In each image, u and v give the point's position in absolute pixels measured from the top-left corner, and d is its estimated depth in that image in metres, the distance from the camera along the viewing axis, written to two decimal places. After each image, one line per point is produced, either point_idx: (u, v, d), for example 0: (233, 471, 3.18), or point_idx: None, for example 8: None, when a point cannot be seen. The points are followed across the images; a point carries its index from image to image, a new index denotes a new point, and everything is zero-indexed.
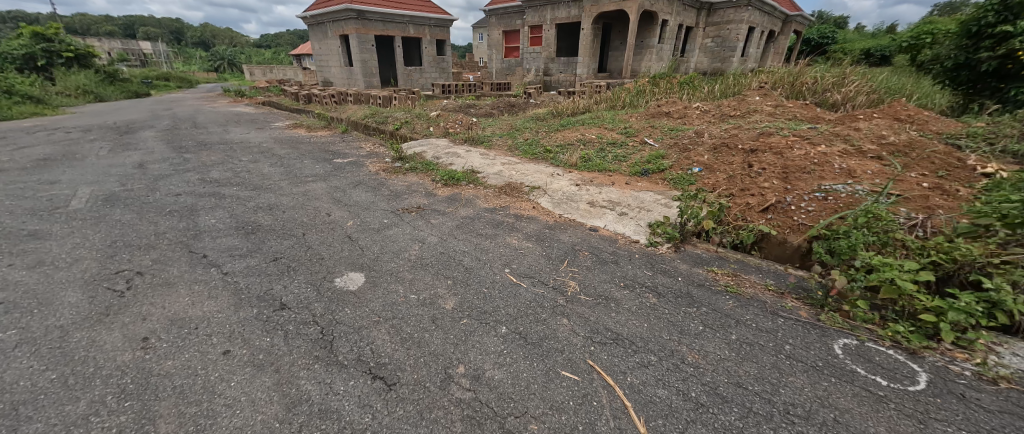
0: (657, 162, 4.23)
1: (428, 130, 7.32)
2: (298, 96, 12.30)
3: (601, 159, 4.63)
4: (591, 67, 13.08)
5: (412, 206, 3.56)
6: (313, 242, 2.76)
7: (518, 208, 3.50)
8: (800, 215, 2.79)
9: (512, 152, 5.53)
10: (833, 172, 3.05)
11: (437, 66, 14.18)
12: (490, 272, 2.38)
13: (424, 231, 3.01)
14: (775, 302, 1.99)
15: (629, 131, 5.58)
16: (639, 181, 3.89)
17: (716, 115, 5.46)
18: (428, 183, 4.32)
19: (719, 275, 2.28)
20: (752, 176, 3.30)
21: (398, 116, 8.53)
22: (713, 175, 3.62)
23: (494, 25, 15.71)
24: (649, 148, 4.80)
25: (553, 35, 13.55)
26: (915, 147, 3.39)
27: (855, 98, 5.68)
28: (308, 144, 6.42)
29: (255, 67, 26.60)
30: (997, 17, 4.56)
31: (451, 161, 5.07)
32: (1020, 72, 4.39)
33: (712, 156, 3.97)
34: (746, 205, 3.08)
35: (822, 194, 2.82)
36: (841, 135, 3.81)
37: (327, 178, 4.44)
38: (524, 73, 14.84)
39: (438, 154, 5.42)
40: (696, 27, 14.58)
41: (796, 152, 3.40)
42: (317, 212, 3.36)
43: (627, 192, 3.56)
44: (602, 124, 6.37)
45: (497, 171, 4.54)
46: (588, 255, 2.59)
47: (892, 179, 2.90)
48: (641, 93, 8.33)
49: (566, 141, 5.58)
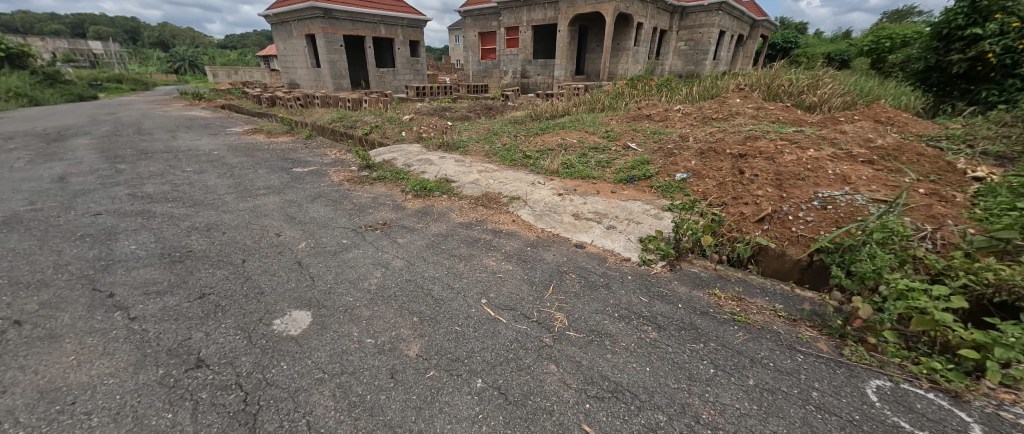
0: (642, 168, 4.00)
1: (400, 134, 6.89)
2: (261, 98, 11.54)
3: (583, 165, 4.37)
4: (568, 70, 12.96)
5: (377, 222, 3.16)
6: (253, 271, 2.34)
7: (496, 222, 3.18)
8: (799, 226, 2.60)
9: (489, 158, 5.21)
10: (828, 178, 2.90)
11: (411, 68, 13.68)
12: (463, 304, 2.04)
13: (389, 252, 2.63)
14: (789, 333, 1.75)
15: (612, 135, 5.36)
16: (625, 189, 3.65)
17: (698, 118, 5.33)
18: (397, 194, 3.94)
19: (723, 300, 2.03)
20: (744, 184, 3.11)
21: (369, 120, 8.05)
22: (702, 182, 3.42)
23: (470, 26, 15.37)
24: (632, 153, 4.58)
25: (529, 37, 13.34)
26: (903, 150, 3.29)
27: (832, 100, 5.70)
28: (265, 151, 5.88)
29: (217, 69, 25.13)
30: (967, 20, 4.65)
31: (424, 169, 4.69)
32: (989, 74, 4.51)
33: (699, 161, 3.78)
34: (740, 215, 2.88)
35: (821, 203, 2.64)
36: (828, 138, 3.70)
37: (283, 190, 3.97)
38: (501, 75, 14.57)
39: (409, 161, 5.02)
40: (670, 31, 14.75)
41: (788, 156, 3.23)
42: (264, 232, 2.92)
43: (614, 202, 3.29)
44: (583, 127, 6.13)
45: (473, 180, 4.20)
46: (575, 277, 2.30)
47: (888, 185, 2.76)
48: (619, 96, 8.20)
49: (546, 146, 5.31)
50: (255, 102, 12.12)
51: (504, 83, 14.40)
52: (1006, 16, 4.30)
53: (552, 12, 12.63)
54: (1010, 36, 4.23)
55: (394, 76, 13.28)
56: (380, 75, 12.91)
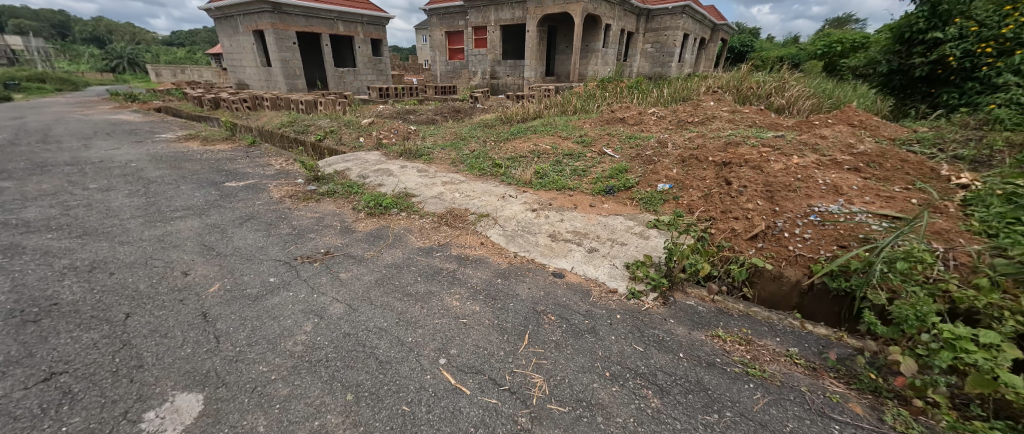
0: (621, 177, 3.71)
1: (358, 140, 6.29)
2: (202, 100, 10.44)
3: (558, 174, 4.02)
4: (538, 71, 12.69)
5: (318, 251, 2.64)
6: (134, 332, 1.77)
7: (461, 247, 2.75)
8: (795, 244, 2.37)
9: (455, 166, 4.76)
10: (819, 188, 2.69)
11: (373, 68, 12.92)
12: (415, 368, 1.59)
13: (326, 293, 2.13)
14: (816, 390, 1.44)
15: (586, 140, 5.05)
16: (604, 202, 3.32)
17: (673, 122, 5.13)
18: (347, 213, 3.41)
19: (730, 344, 1.70)
20: (732, 195, 2.86)
21: (323, 124, 7.35)
22: (686, 193, 3.16)
23: (435, 25, 14.77)
24: (609, 160, 4.29)
25: (498, 37, 12.96)
26: (887, 156, 3.16)
27: (801, 103, 5.71)
28: (196, 162, 5.12)
29: (158, 67, 22.91)
30: (928, 24, 4.74)
31: (381, 181, 4.17)
32: (949, 77, 4.61)
33: (680, 169, 3.52)
34: (730, 232, 2.63)
35: (817, 217, 2.41)
36: (809, 144, 3.55)
37: (207, 211, 3.35)
38: (470, 76, 14.09)
39: (364, 172, 4.48)
40: (637, 33, 14.85)
41: (775, 165, 3.00)
42: (168, 272, 2.33)
43: (594, 219, 2.96)
44: (555, 132, 5.80)
45: (437, 193, 3.75)
46: (555, 319, 1.91)
47: (881, 196, 2.59)
48: (591, 98, 7.98)
49: (517, 153, 4.92)
50: (196, 104, 10.96)
51: (473, 84, 13.94)
52: (965, 20, 4.39)
53: (520, 12, 12.30)
54: (969, 40, 4.32)
55: (354, 77, 12.47)
56: (339, 75, 12.07)
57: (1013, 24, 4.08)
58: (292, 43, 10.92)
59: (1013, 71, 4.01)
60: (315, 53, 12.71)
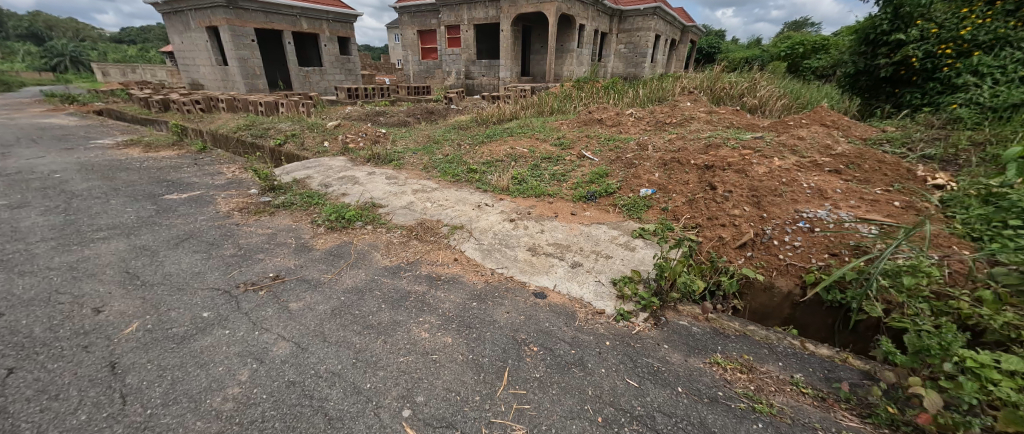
0: (602, 182, 3.55)
1: (322, 145, 5.87)
2: (150, 102, 9.60)
3: (536, 179, 3.83)
4: (513, 71, 12.49)
5: (266, 275, 2.31)
6: (13, 396, 1.41)
7: (432, 264, 2.49)
8: (785, 253, 2.26)
9: (427, 172, 4.48)
10: (804, 192, 2.61)
11: (341, 67, 12.31)
12: (373, 425, 1.33)
13: (270, 329, 1.82)
14: (831, 427, 1.28)
15: (564, 143, 4.88)
16: (586, 209, 3.15)
17: (652, 124, 5.05)
18: (305, 227, 3.07)
19: (731, 373, 1.53)
20: (717, 200, 2.73)
21: (284, 126, 6.85)
22: (670, 199, 3.02)
23: (406, 24, 14.30)
24: (588, 163, 4.14)
25: (471, 36, 12.66)
26: (864, 157, 3.14)
27: (773, 104, 5.78)
28: (134, 172, 4.59)
29: (104, 65, 21.07)
30: (891, 26, 4.87)
31: (345, 191, 3.83)
32: (911, 78, 4.75)
33: (662, 173, 3.39)
34: (718, 240, 2.50)
35: (806, 223, 2.31)
36: (788, 145, 3.50)
37: (138, 231, 2.92)
38: (444, 76, 13.73)
39: (327, 180, 4.11)
40: (610, 34, 14.93)
41: (759, 168, 2.91)
42: (74, 310, 1.94)
43: (576, 229, 2.77)
44: (533, 134, 5.61)
45: (407, 203, 3.46)
46: (537, 350, 1.69)
47: (865, 200, 2.53)
48: (568, 99, 7.85)
49: (493, 157, 4.69)
50: (142, 106, 10.07)
51: (447, 84, 13.58)
52: (925, 23, 4.53)
53: (493, 11, 12.05)
54: (930, 41, 4.46)
55: (321, 77, 11.85)
56: (304, 75, 11.43)
57: (970, 27, 4.23)
58: (250, 40, 10.22)
59: (971, 72, 4.15)
60: (277, 51, 11.98)
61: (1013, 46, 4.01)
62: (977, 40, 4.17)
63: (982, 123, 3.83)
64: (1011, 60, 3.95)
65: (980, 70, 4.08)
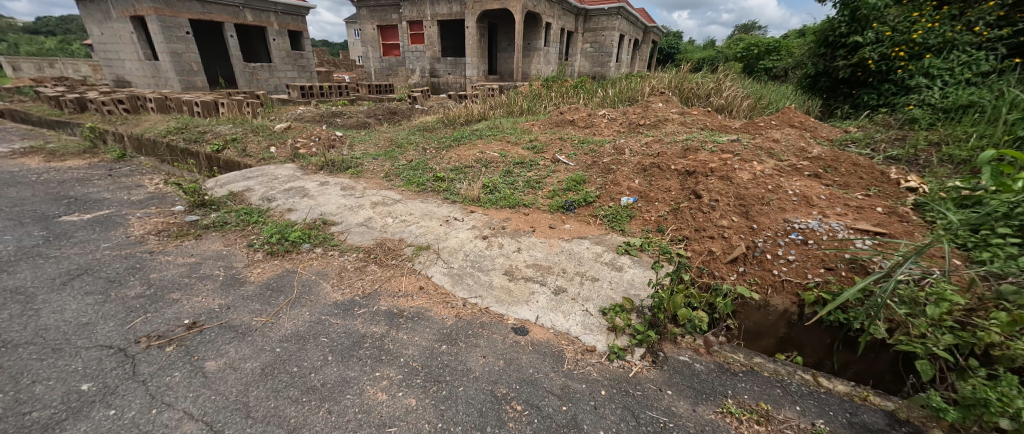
0: (580, 190, 3.33)
1: (268, 151, 5.25)
2: (62, 101, 8.34)
3: (509, 188, 3.55)
4: (480, 69, 12.12)
5: (180, 322, 1.85)
6: None
7: (392, 297, 2.12)
8: (779, 267, 2.11)
9: (389, 180, 4.07)
10: (791, 199, 2.49)
11: (293, 63, 11.36)
12: None
13: (173, 404, 1.40)
14: None
15: (537, 147, 4.62)
16: (565, 221, 2.90)
17: (625, 126, 4.90)
18: (239, 253, 2.59)
19: (748, 426, 1.31)
20: (703, 209, 2.56)
21: (224, 129, 6.10)
22: (654, 209, 2.83)
23: (365, 18, 13.51)
24: (563, 169, 3.91)
25: (435, 32, 12.13)
26: (839, 159, 3.10)
27: (739, 104, 5.84)
28: (27, 187, 3.82)
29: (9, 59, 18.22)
30: (849, 28, 5.00)
31: (292, 205, 3.35)
32: (867, 79, 4.90)
33: (642, 180, 3.20)
34: (707, 254, 2.32)
35: (800, 234, 2.17)
36: (764, 147, 3.43)
37: (13, 267, 2.33)
38: (408, 74, 13.12)
39: (270, 193, 3.59)
40: (576, 33, 14.90)
41: (742, 174, 2.77)
42: None
43: (555, 246, 2.50)
44: (503, 137, 5.31)
45: (365, 219, 3.05)
46: (522, 410, 1.40)
47: (850, 207, 2.44)
48: (537, 98, 7.62)
49: (462, 162, 4.34)
50: (52, 106, 8.74)
51: (411, 83, 12.96)
52: (880, 26, 4.68)
53: (457, 7, 11.59)
54: (885, 44, 4.62)
55: (270, 73, 10.88)
56: (250, 72, 10.44)
57: (921, 30, 4.39)
58: (185, 33, 9.15)
59: (922, 74, 4.32)
60: (218, 46, 10.86)
61: (959, 49, 4.20)
62: (927, 43, 4.33)
63: (935, 123, 3.99)
64: (957, 63, 4.15)
65: (930, 72, 4.25)
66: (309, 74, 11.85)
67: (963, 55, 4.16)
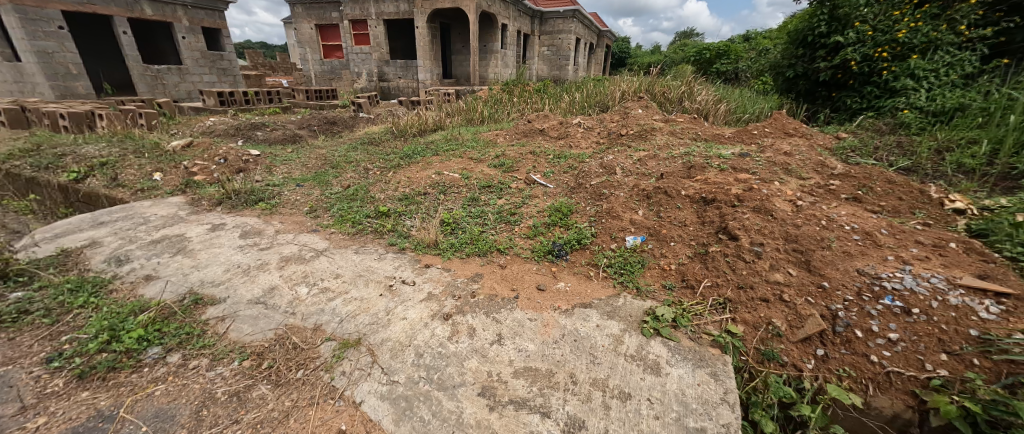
0: (569, 226, 2.59)
1: (152, 178, 3.99)
2: None
3: (476, 226, 2.73)
4: (433, 72, 11.17)
5: None
6: None
7: None
8: (878, 351, 1.45)
9: (315, 217, 3.09)
10: (852, 237, 1.89)
11: (209, 65, 9.64)
12: None
13: None
14: None
15: (506, 165, 3.83)
16: (557, 276, 2.13)
17: (604, 137, 4.27)
18: (22, 381, 1.51)
19: None
20: (743, 256, 1.89)
21: (96, 148, 4.67)
22: (673, 255, 2.14)
23: (299, 15, 11.97)
24: (541, 195, 3.16)
25: (381, 32, 10.97)
26: (868, 176, 2.61)
27: (716, 109, 5.47)
28: None
29: None
30: (829, 27, 4.68)
31: (158, 269, 2.27)
32: (847, 82, 4.67)
33: (647, 211, 2.52)
34: (766, 327, 1.64)
35: (895, 299, 1.54)
36: (778, 161, 2.90)
37: None
38: (352, 78, 11.83)
39: (129, 250, 2.48)
40: (533, 35, 14.38)
41: (779, 203, 2.15)
42: None
43: (553, 327, 1.71)
44: (464, 151, 4.48)
45: (267, 287, 2.07)
46: None
47: (925, 246, 1.88)
48: (498, 104, 6.84)
49: (413, 188, 3.45)
50: None
51: (357, 87, 11.70)
52: (861, 25, 4.40)
53: (405, 5, 10.53)
54: (867, 44, 4.35)
55: (180, 78, 9.15)
56: (153, 76, 8.67)
57: (905, 29, 4.16)
58: (58, 27, 7.28)
59: (907, 75, 4.10)
60: (108, 44, 8.94)
61: (942, 49, 4.01)
62: (911, 43, 4.12)
63: (928, 128, 3.75)
64: (942, 64, 3.97)
65: (917, 73, 4.04)
66: (232, 78, 10.19)
67: (947, 55, 3.99)
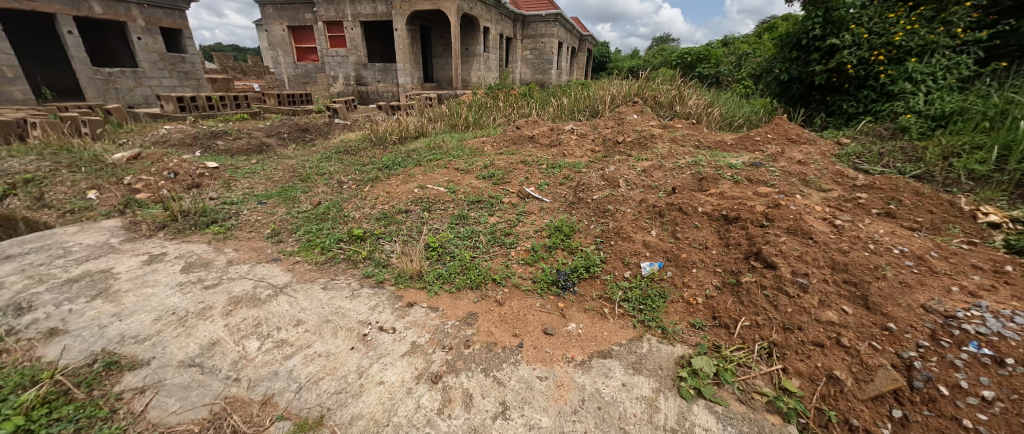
0: (573, 250, 2.27)
1: (86, 196, 3.44)
2: None
3: (466, 251, 2.37)
4: (414, 76, 10.73)
5: None
6: None
7: None
8: (970, 414, 1.13)
9: (277, 243, 2.65)
10: (904, 262, 1.64)
11: (170, 68, 8.88)
12: None
13: None
14: None
15: (497, 177, 3.49)
16: (565, 315, 1.80)
17: (599, 145, 4.00)
18: None
19: None
20: (785, 288, 1.61)
21: (23, 161, 4.06)
22: (698, 285, 1.85)
23: (269, 16, 11.33)
24: (537, 212, 2.84)
25: (358, 34, 10.48)
26: (893, 187, 2.40)
27: (709, 114, 5.30)
28: None
29: None
30: (823, 30, 4.56)
31: (69, 321, 1.79)
32: (843, 86, 4.55)
33: (661, 231, 2.23)
34: (827, 382, 1.34)
35: (982, 346, 1.27)
36: (793, 171, 2.67)
37: None
38: (328, 82, 11.26)
39: (36, 296, 1.98)
40: (515, 39, 14.13)
41: (814, 223, 1.89)
42: None
43: (569, 389, 1.37)
44: (449, 161, 4.12)
45: (208, 341, 1.65)
46: None
47: (985, 271, 1.64)
48: (484, 109, 6.51)
49: (393, 205, 3.06)
50: None
51: (332, 92, 11.13)
52: (857, 27, 4.30)
53: (383, 6, 10.10)
54: (863, 47, 4.25)
55: (136, 82, 8.38)
56: (104, 80, 7.88)
57: (901, 32, 4.08)
58: None
59: (905, 79, 4.01)
60: (51, 45, 8.09)
61: (938, 53, 3.94)
62: (907, 47, 4.04)
63: (928, 133, 3.63)
64: (939, 67, 3.89)
65: (914, 77, 3.95)
66: (196, 82, 9.46)
67: (943, 58, 3.91)
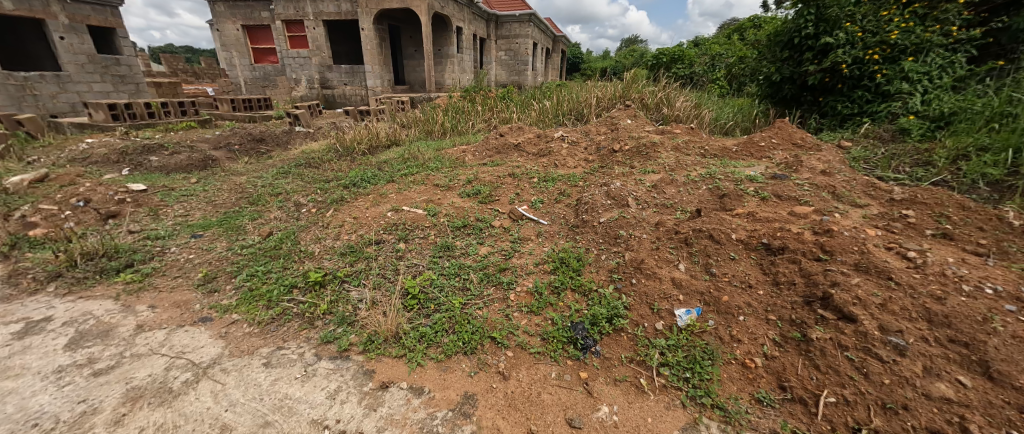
0: (587, 291, 1.85)
1: None
2: None
3: (451, 297, 1.90)
4: (384, 78, 10.08)
5: None
6: None
7: None
8: None
9: (209, 293, 2.08)
10: (1008, 306, 1.31)
11: (102, 71, 7.72)
12: None
13: None
14: None
15: (483, 194, 3.04)
16: (592, 391, 1.38)
17: (594, 154, 3.62)
18: None
19: None
20: (874, 351, 1.25)
21: None
22: (753, 341, 1.46)
23: (219, 14, 10.33)
24: (534, 238, 2.40)
25: (321, 34, 9.71)
26: (936, 201, 2.13)
27: (700, 117, 5.06)
28: None
29: None
30: (815, 29, 4.38)
31: None
32: (836, 86, 4.40)
33: (690, 264, 1.85)
34: None
35: None
36: (821, 184, 2.37)
37: None
38: (288, 85, 10.40)
39: None
40: (488, 39, 13.69)
41: (882, 256, 1.55)
42: None
43: None
44: (425, 175, 3.62)
45: None
46: None
47: None
48: (461, 114, 6.02)
49: (361, 235, 2.54)
50: None
51: (294, 96, 10.28)
52: (851, 26, 4.15)
53: (347, 4, 9.39)
54: (857, 46, 4.09)
55: (59, 87, 7.21)
56: (18, 85, 6.74)
57: (896, 30, 3.95)
58: None
59: (901, 78, 3.88)
60: None
61: (933, 51, 3.85)
62: (901, 45, 3.91)
63: (930, 134, 3.48)
64: (934, 66, 3.80)
65: (910, 77, 3.83)
66: (134, 87, 8.24)
67: (938, 57, 3.83)
